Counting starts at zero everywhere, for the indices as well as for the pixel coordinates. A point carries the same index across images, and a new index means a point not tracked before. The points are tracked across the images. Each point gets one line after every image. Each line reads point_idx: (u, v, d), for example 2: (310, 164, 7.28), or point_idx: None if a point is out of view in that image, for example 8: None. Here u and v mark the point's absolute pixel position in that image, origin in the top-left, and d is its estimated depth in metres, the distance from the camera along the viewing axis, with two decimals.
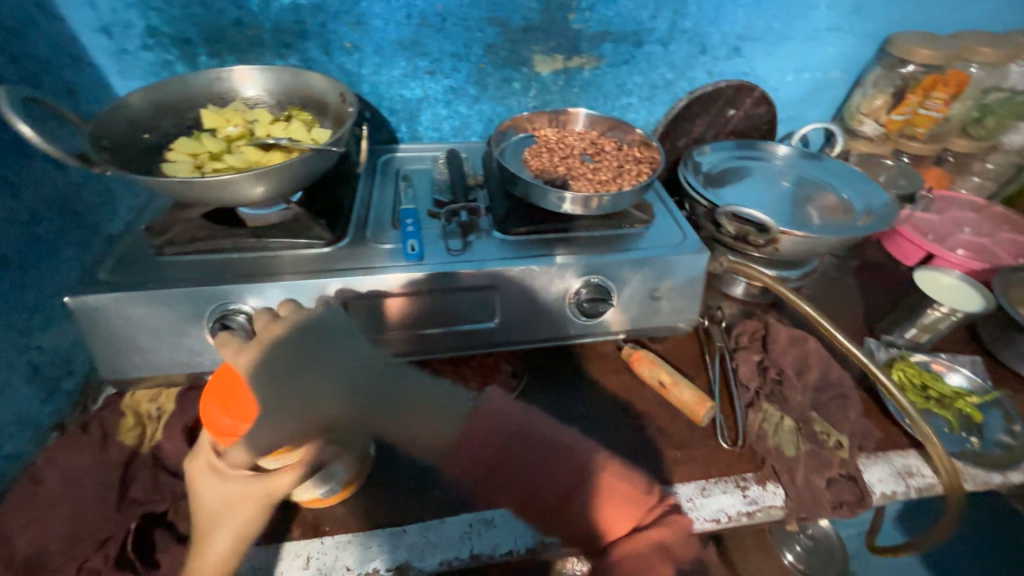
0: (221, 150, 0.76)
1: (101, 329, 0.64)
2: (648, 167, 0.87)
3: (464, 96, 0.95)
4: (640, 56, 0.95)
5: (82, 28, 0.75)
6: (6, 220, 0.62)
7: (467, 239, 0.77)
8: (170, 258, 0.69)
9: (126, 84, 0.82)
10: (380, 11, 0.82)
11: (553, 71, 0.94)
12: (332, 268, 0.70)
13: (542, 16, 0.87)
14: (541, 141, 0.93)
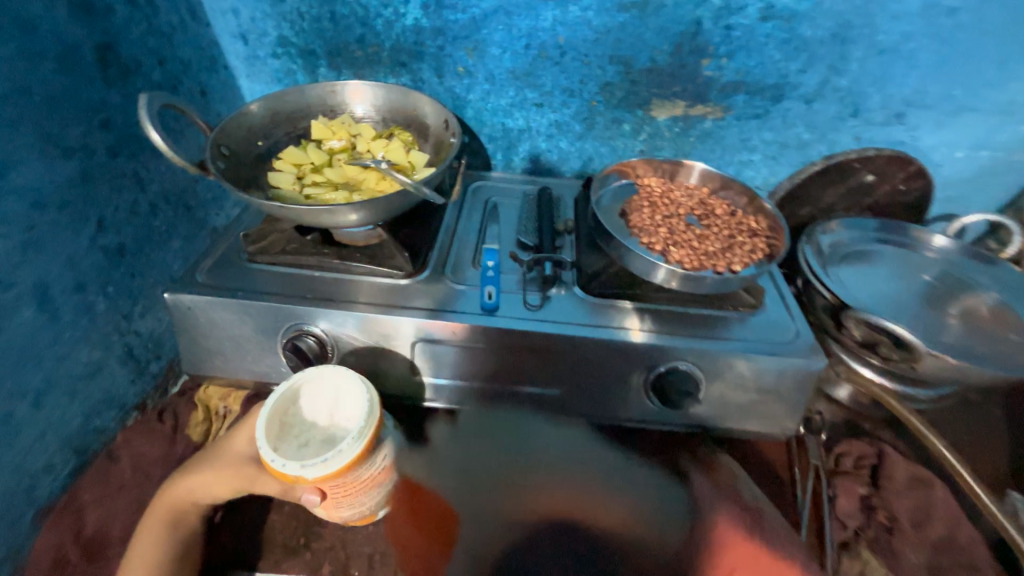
0: (323, 163, 0.77)
1: (191, 327, 0.67)
2: (763, 242, 0.76)
3: (568, 132, 0.89)
4: (776, 111, 0.83)
5: (223, 33, 0.79)
6: (129, 213, 0.66)
7: (546, 293, 0.71)
8: (259, 266, 0.71)
9: (251, 87, 0.86)
10: (499, 39, 0.78)
11: (670, 117, 0.85)
12: (407, 303, 0.68)
13: (673, 59, 0.78)
14: (642, 192, 0.85)
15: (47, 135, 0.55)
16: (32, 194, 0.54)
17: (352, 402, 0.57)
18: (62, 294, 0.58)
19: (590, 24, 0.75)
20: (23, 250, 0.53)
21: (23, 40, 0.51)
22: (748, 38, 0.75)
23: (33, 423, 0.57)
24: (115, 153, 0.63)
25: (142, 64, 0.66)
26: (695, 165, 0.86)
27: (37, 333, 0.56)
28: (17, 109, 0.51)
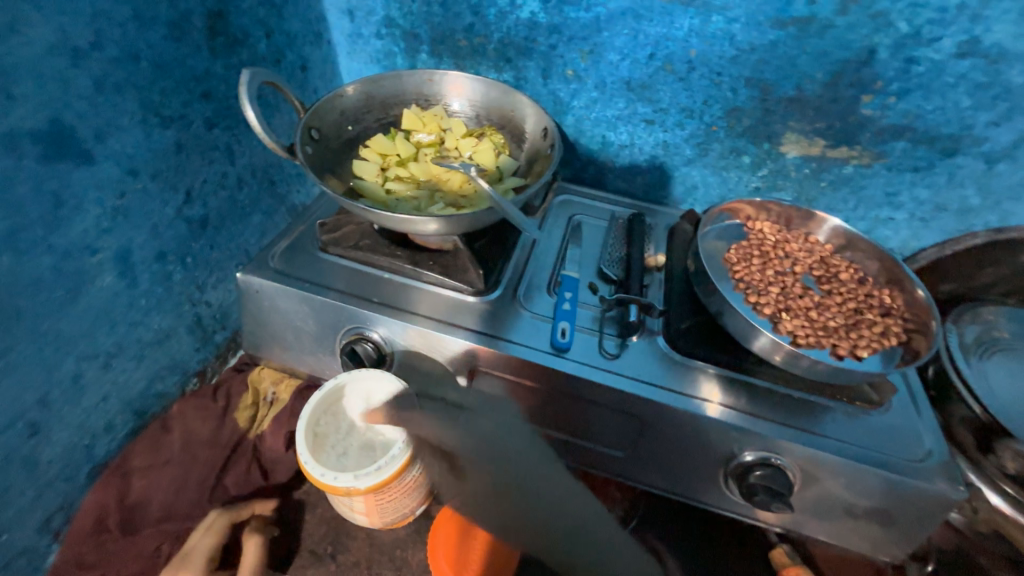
0: (409, 156, 0.73)
1: (258, 308, 0.66)
2: (898, 325, 0.63)
3: (675, 156, 0.79)
4: (943, 167, 0.68)
5: (332, 8, 0.76)
6: (216, 185, 0.65)
7: (625, 342, 0.63)
8: (329, 257, 0.68)
9: (350, 65, 0.83)
10: (621, 44, 0.69)
11: (802, 155, 0.73)
12: (472, 326, 0.63)
13: (825, 91, 0.65)
14: (753, 238, 0.73)
15: (150, 103, 0.54)
16: (127, 161, 0.53)
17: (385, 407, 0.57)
18: (143, 262, 0.58)
19: (732, 39, 0.64)
20: (112, 216, 0.53)
21: (139, 3, 0.50)
22: (932, 76, 0.61)
23: (100, 383, 0.58)
24: (210, 125, 0.62)
25: (250, 35, 0.64)
26: (828, 219, 0.73)
27: (114, 298, 0.56)
28: (124, 74, 0.50)
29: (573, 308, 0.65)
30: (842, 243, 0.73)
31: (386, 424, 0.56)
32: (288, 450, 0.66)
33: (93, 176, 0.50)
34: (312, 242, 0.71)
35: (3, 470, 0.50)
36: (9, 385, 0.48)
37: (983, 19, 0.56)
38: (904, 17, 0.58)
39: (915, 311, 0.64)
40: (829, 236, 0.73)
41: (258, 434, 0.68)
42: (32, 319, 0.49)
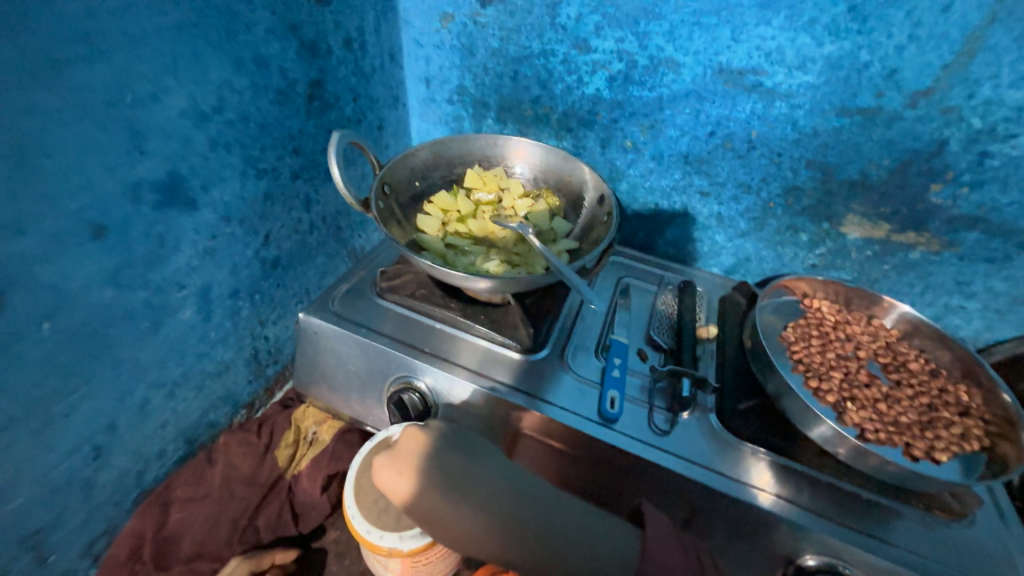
0: (468, 213, 0.76)
1: (313, 348, 0.68)
2: (978, 428, 0.59)
3: (729, 227, 0.79)
4: (1021, 261, 0.65)
5: (410, 75, 0.83)
6: (291, 229, 0.70)
7: (676, 417, 0.61)
8: (386, 302, 0.71)
9: (421, 124, 0.89)
10: (681, 121, 0.71)
11: (864, 237, 0.71)
12: (519, 384, 0.62)
13: (891, 178, 0.65)
14: (811, 317, 0.71)
15: (249, 157, 0.59)
16: (222, 207, 0.58)
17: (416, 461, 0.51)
18: (218, 298, 0.62)
19: (795, 123, 0.65)
20: (201, 256, 0.57)
21: (255, 74, 0.56)
22: (1009, 171, 0.59)
23: (162, 411, 0.60)
24: (295, 177, 0.67)
25: (339, 99, 0.71)
26: (895, 304, 0.70)
27: (189, 330, 0.60)
28: (233, 133, 0.56)
29: (623, 376, 0.64)
30: (909, 329, 0.69)
31: (421, 487, 0.49)
32: (322, 494, 0.66)
33: (193, 221, 0.55)
34: (370, 287, 0.74)
35: (66, 491, 0.52)
36: (88, 409, 0.51)
37: None
38: (978, 113, 0.57)
39: (997, 414, 0.59)
40: (896, 322, 0.70)
41: (296, 474, 0.68)
42: (118, 348, 0.52)
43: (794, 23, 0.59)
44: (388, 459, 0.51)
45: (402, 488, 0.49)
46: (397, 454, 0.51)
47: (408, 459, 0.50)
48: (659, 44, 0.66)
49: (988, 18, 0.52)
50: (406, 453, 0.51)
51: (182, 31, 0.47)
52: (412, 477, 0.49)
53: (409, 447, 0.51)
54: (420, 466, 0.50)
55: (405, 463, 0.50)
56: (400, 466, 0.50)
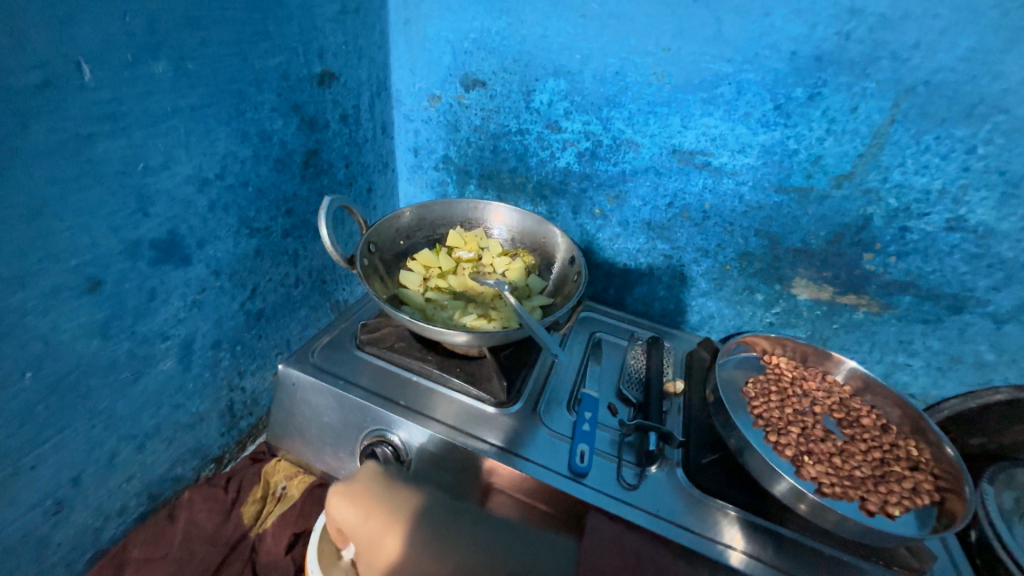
0: (449, 270, 0.81)
1: (290, 400, 0.69)
2: (928, 482, 0.62)
3: (691, 287, 0.85)
4: (951, 322, 0.71)
5: (400, 145, 0.91)
6: (277, 283, 0.74)
7: (644, 472, 0.63)
8: (365, 355, 0.73)
9: (408, 187, 0.96)
10: (643, 192, 0.79)
11: (811, 298, 0.78)
12: (491, 438, 0.64)
13: (829, 246, 0.73)
14: (770, 373, 0.76)
15: (244, 218, 0.64)
16: (214, 263, 0.62)
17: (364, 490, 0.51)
18: (200, 349, 0.64)
19: (741, 197, 0.73)
20: (189, 308, 0.60)
21: (258, 145, 0.62)
22: (927, 244, 0.67)
23: (130, 464, 0.60)
24: (286, 235, 0.72)
25: (333, 165, 0.77)
26: (846, 361, 0.74)
27: (168, 381, 0.61)
28: (232, 196, 0.61)
29: (593, 430, 0.66)
30: (860, 385, 0.74)
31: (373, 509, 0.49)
32: (286, 554, 0.64)
33: (185, 275, 0.58)
34: (349, 339, 0.76)
35: (20, 549, 0.50)
36: (58, 461, 0.51)
37: (965, 203, 0.63)
38: (893, 194, 0.66)
39: (944, 469, 0.62)
40: (847, 377, 0.75)
41: (259, 532, 0.66)
42: (96, 399, 0.53)
43: (732, 116, 0.68)
44: (345, 491, 0.50)
45: (357, 522, 0.49)
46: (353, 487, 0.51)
47: (366, 494, 0.50)
48: (620, 127, 0.75)
49: (888, 118, 0.62)
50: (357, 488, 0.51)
51: (197, 112, 0.54)
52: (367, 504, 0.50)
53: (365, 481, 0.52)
54: (378, 502, 0.50)
55: (362, 498, 0.50)
56: (356, 499, 0.50)
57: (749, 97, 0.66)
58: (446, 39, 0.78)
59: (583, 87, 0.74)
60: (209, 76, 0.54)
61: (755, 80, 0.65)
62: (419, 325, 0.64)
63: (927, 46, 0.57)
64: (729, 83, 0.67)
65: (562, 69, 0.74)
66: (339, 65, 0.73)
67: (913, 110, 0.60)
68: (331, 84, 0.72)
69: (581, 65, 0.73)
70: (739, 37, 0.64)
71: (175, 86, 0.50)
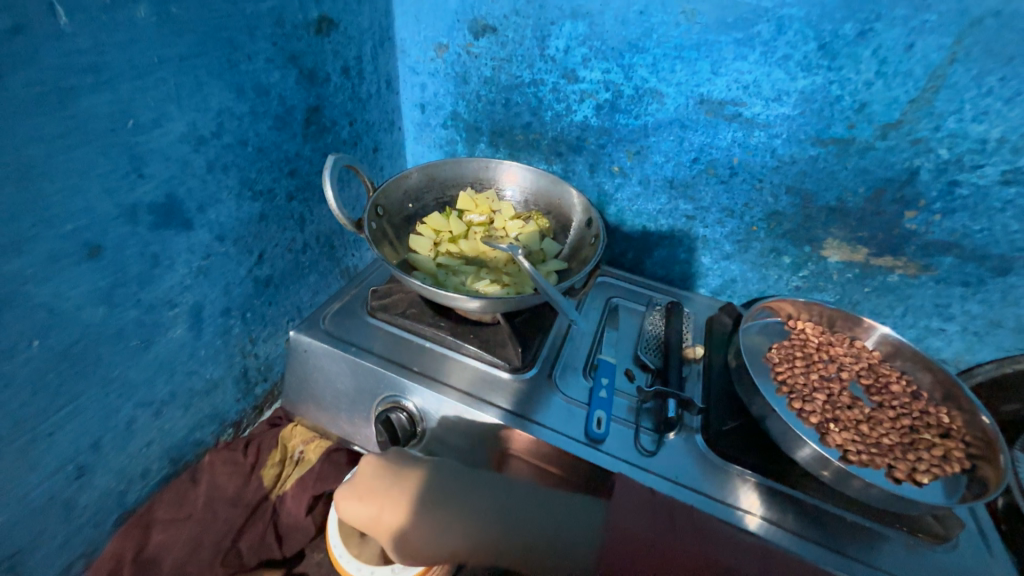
0: (460, 233, 0.78)
1: (303, 367, 0.69)
2: (959, 449, 0.60)
3: (714, 250, 0.81)
4: (995, 285, 0.67)
5: (406, 100, 0.86)
6: (285, 248, 0.72)
7: (662, 438, 0.61)
8: (377, 321, 0.72)
9: (415, 147, 0.92)
10: (666, 148, 0.73)
11: (843, 260, 0.74)
12: (506, 405, 0.63)
13: (867, 204, 0.67)
14: (795, 338, 0.73)
15: (246, 179, 0.61)
16: (217, 228, 0.59)
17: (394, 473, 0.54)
18: (210, 316, 0.63)
19: (774, 152, 0.68)
20: (194, 275, 0.58)
21: (254, 101, 0.58)
22: (977, 200, 0.62)
23: (148, 430, 0.60)
24: (290, 198, 0.69)
25: (336, 123, 0.73)
26: (877, 326, 0.71)
27: (179, 349, 0.60)
28: (230, 156, 0.58)
29: (610, 396, 0.64)
30: (890, 351, 0.71)
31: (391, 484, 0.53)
32: (307, 515, 0.66)
33: (187, 241, 0.56)
34: (360, 305, 0.74)
35: (48, 511, 0.52)
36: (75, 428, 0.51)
37: None
38: (944, 145, 0.60)
39: (978, 436, 0.60)
40: (877, 343, 0.72)
41: (280, 495, 0.68)
42: (108, 367, 0.53)
43: (769, 59, 0.62)
44: (350, 490, 0.54)
45: (367, 518, 0.53)
46: (357, 483, 0.54)
47: (375, 489, 0.53)
48: (643, 76, 0.69)
49: (948, 57, 0.55)
50: (364, 483, 0.54)
51: (185, 63, 0.49)
52: (371, 501, 0.53)
53: (372, 471, 0.54)
54: (384, 494, 0.53)
55: (369, 496, 0.53)
56: (362, 497, 0.53)
57: (790, 37, 0.60)
58: None
59: (603, 30, 0.67)
60: (197, 21, 0.49)
61: (798, 16, 0.58)
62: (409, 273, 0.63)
63: None
64: (767, 21, 0.60)
65: (580, 10, 0.67)
66: (338, 11, 0.67)
67: (979, 47, 0.53)
68: (329, 31, 0.66)
69: (601, 5, 0.66)
70: None
71: (160, 33, 0.46)
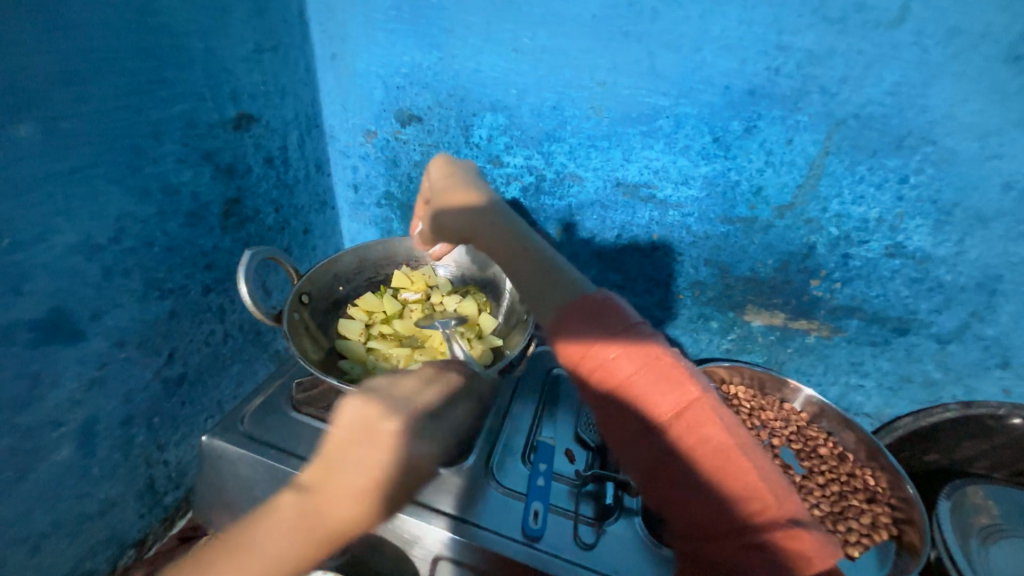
0: (394, 313, 0.77)
1: (216, 475, 0.63)
2: (886, 515, 0.63)
3: (647, 316, 0.83)
4: (898, 344, 0.72)
5: (339, 182, 0.86)
6: (201, 343, 0.68)
7: (602, 528, 0.60)
8: (302, 416, 0.67)
9: (350, 224, 0.91)
10: (591, 225, 0.76)
11: (764, 325, 0.77)
12: (439, 503, 0.59)
13: (776, 274, 0.72)
14: (729, 405, 0.75)
15: (152, 280, 0.58)
16: (117, 333, 0.55)
17: None
18: (106, 430, 0.57)
19: (688, 228, 0.72)
20: (86, 388, 0.53)
21: (162, 202, 0.57)
22: (869, 270, 0.67)
23: (22, 569, 0.52)
24: (207, 291, 0.66)
25: (259, 212, 0.72)
26: (802, 389, 0.73)
27: (66, 471, 0.54)
28: (133, 259, 0.55)
29: (548, 484, 0.62)
30: (816, 412, 0.73)
31: None
32: None
33: (78, 353, 0.52)
34: (283, 398, 0.70)
35: None
36: None
37: (902, 230, 0.63)
38: (833, 223, 0.65)
39: (899, 498, 0.64)
40: (804, 405, 0.74)
41: None
42: None
43: (672, 148, 0.66)
44: (310, 435, 0.65)
45: (314, 453, 0.63)
46: (318, 433, 0.65)
47: (327, 431, 0.66)
48: (562, 161, 0.72)
49: (823, 150, 0.61)
50: (316, 428, 0.66)
51: (78, 174, 0.47)
52: (324, 444, 0.64)
53: (323, 422, 0.67)
54: None
55: (326, 437, 0.65)
56: (319, 439, 0.65)
57: (688, 130, 0.65)
58: (376, 73, 0.73)
59: (521, 122, 0.71)
60: (93, 134, 0.48)
61: (692, 114, 0.63)
62: (443, 185, 0.57)
63: (855, 80, 0.56)
64: (666, 117, 0.65)
65: (499, 104, 0.71)
66: (258, 106, 0.67)
67: (846, 142, 0.60)
68: (250, 126, 0.67)
69: (517, 100, 0.69)
70: (673, 72, 0.61)
71: (46, 149, 0.44)
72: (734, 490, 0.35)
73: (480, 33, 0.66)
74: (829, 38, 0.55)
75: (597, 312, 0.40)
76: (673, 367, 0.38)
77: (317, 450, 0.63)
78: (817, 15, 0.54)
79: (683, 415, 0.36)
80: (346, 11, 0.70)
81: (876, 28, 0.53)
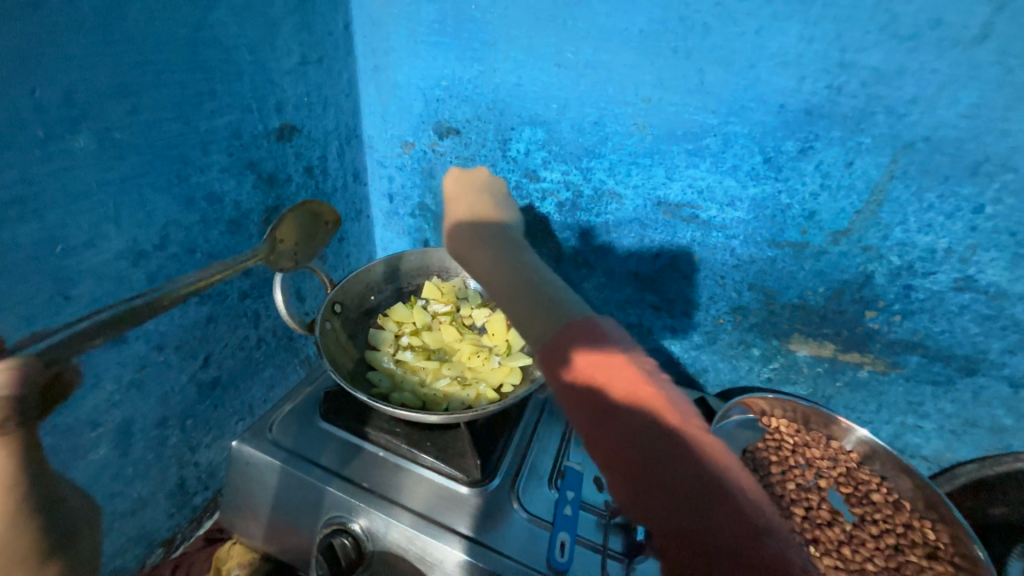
0: (424, 325, 0.76)
1: (242, 481, 0.63)
2: (948, 574, 0.57)
3: (684, 340, 0.80)
4: (964, 385, 0.66)
5: (375, 191, 0.87)
6: (236, 347, 0.69)
7: (632, 565, 0.57)
8: (329, 426, 0.67)
9: (384, 233, 0.92)
10: (628, 244, 0.74)
11: (811, 355, 0.73)
12: (462, 527, 0.57)
13: (828, 302, 0.67)
14: (771, 440, 0.71)
15: None
16: (157, 337, 0.56)
17: (374, 469, 0.62)
18: (142, 430, 0.58)
19: (732, 251, 0.69)
20: (125, 389, 0.55)
21: (205, 210, 0.58)
22: (933, 303, 0.62)
23: None
24: (244, 296, 0.67)
25: None
26: (853, 428, 0.68)
27: (101, 470, 0.55)
28: (176, 266, 0.56)
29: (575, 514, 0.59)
30: (868, 453, 0.68)
31: (385, 460, 0.63)
32: None
33: (119, 355, 0.53)
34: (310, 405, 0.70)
35: None
36: None
37: (974, 262, 0.58)
38: (895, 252, 0.61)
39: (963, 556, 0.57)
40: (854, 445, 0.69)
41: None
42: None
43: (719, 168, 0.64)
44: (337, 446, 0.65)
45: (339, 465, 0.62)
46: (345, 444, 0.65)
47: (353, 443, 0.65)
48: (601, 178, 0.70)
49: (886, 174, 0.57)
50: (342, 439, 0.66)
51: (128, 183, 0.49)
52: (349, 456, 0.64)
53: (349, 434, 0.66)
54: (367, 444, 0.65)
55: (352, 449, 0.64)
56: (345, 450, 0.64)
57: (736, 150, 0.62)
58: (416, 86, 0.74)
59: (561, 137, 0.69)
60: (143, 144, 0.49)
61: (742, 133, 0.60)
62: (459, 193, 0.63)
63: (927, 101, 0.52)
64: (714, 135, 0.62)
65: (538, 118, 0.69)
66: (301, 117, 0.69)
67: (914, 167, 0.55)
68: (292, 136, 0.68)
69: (557, 115, 0.68)
70: (723, 89, 0.59)
71: (100, 158, 0.46)
72: (734, 541, 0.30)
73: (522, 48, 0.66)
74: (898, 56, 0.51)
75: (587, 329, 0.40)
76: (690, 417, 0.35)
77: (343, 462, 0.63)
78: (885, 32, 0.51)
79: (679, 439, 0.34)
80: (390, 24, 0.71)
81: (953, 45, 0.49)
